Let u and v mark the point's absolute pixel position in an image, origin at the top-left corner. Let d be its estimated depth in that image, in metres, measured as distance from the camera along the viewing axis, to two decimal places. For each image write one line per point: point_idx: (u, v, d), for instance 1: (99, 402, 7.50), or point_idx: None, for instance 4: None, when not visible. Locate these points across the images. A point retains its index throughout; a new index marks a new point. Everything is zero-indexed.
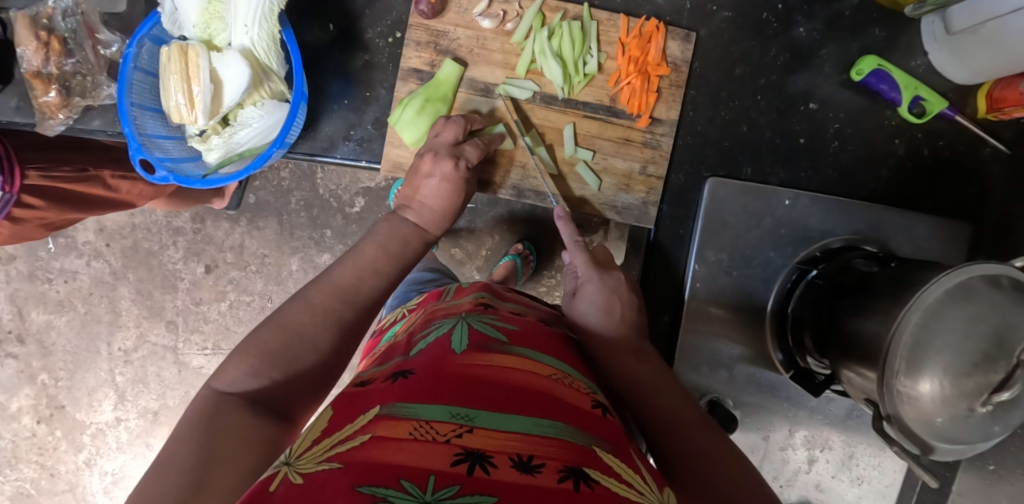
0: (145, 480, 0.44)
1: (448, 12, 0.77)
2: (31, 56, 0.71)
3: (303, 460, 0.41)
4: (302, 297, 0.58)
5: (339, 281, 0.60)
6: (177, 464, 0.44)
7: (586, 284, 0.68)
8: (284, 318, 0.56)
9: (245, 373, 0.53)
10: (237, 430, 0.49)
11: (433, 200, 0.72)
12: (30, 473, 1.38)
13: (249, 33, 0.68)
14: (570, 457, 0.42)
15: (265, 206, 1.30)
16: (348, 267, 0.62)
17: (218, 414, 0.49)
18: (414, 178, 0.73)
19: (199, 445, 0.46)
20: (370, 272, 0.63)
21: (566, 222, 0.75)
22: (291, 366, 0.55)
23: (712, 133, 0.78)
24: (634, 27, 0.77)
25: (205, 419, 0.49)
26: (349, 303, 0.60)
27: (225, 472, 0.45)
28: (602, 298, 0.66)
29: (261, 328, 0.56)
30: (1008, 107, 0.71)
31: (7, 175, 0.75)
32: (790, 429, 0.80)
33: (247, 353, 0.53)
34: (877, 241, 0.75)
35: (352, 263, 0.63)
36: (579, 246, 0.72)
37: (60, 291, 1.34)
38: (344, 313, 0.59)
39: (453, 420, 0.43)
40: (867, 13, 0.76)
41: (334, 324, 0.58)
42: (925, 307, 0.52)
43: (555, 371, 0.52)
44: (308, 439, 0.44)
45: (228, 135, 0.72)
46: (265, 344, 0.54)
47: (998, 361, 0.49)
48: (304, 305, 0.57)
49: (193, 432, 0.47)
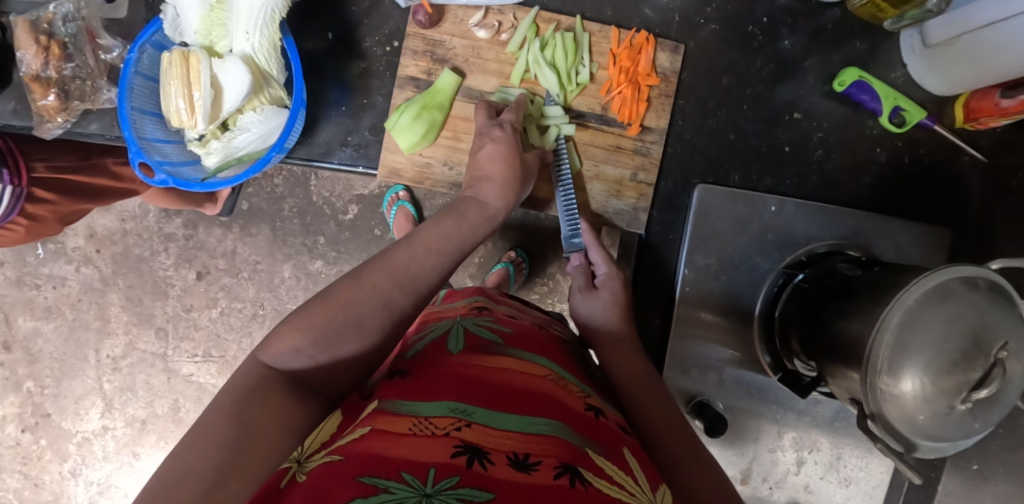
0: (182, 444, 0.43)
1: (444, 22, 0.79)
2: (31, 60, 0.71)
3: (313, 458, 0.42)
4: (354, 274, 0.56)
5: (394, 261, 0.58)
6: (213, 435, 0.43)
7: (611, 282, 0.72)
8: (333, 294, 0.54)
9: (290, 348, 0.51)
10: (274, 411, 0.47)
11: (489, 175, 0.70)
12: (14, 483, 1.36)
13: (249, 40, 0.69)
14: (565, 454, 0.43)
15: (258, 213, 1.30)
16: (402, 251, 0.59)
17: (260, 388, 0.48)
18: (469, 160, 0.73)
19: (240, 416, 0.45)
20: (421, 251, 0.60)
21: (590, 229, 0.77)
22: (333, 350, 0.53)
23: (701, 141, 0.80)
24: (625, 38, 0.79)
25: (245, 392, 0.47)
26: (399, 285, 0.57)
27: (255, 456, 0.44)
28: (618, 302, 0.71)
29: (309, 304, 0.53)
30: (983, 118, 0.73)
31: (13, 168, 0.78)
32: (779, 431, 0.81)
33: (293, 326, 0.51)
34: (861, 246, 0.78)
35: (407, 247, 0.60)
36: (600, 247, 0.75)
37: (49, 297, 1.33)
38: (394, 296, 0.57)
39: (452, 414, 0.44)
40: (848, 27, 0.79)
41: (380, 306, 0.55)
42: (906, 307, 0.54)
43: (549, 372, 0.53)
44: (318, 440, 0.45)
45: (227, 140, 0.73)
46: (314, 322, 0.52)
47: (976, 359, 0.52)
48: (354, 282, 0.55)
49: (232, 404, 0.46)
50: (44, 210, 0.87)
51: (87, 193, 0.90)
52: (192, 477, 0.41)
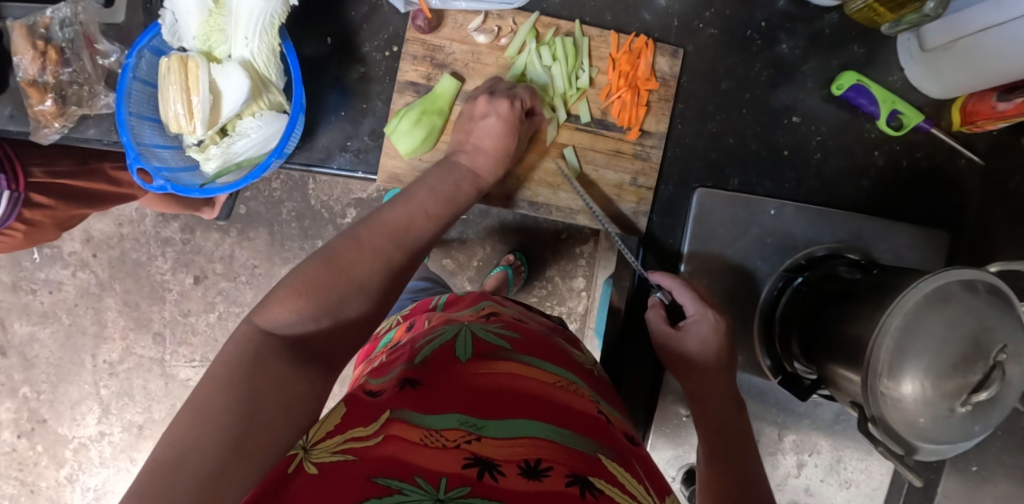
0: (177, 421, 0.41)
1: (444, 27, 0.79)
2: (29, 65, 0.72)
3: (319, 450, 0.42)
4: (351, 234, 0.57)
5: (390, 221, 0.61)
6: (214, 405, 0.42)
7: (699, 325, 0.69)
8: (334, 254, 0.55)
9: (290, 311, 0.51)
10: (280, 377, 0.46)
11: (484, 147, 0.73)
12: (10, 489, 1.36)
13: (249, 46, 0.69)
14: (575, 463, 0.43)
15: (256, 217, 1.29)
16: (399, 210, 0.62)
17: (261, 352, 0.47)
18: (467, 122, 0.75)
19: (241, 385, 0.44)
20: (420, 214, 0.64)
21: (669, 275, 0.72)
22: (337, 311, 0.53)
23: (700, 145, 0.80)
24: (625, 43, 0.79)
25: (247, 355, 0.46)
26: (399, 245, 0.60)
27: (267, 424, 0.43)
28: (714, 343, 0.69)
29: (307, 264, 0.54)
30: (980, 121, 0.73)
31: (11, 173, 0.78)
32: (779, 434, 0.81)
33: (292, 290, 0.51)
34: (860, 249, 0.78)
35: (402, 207, 0.63)
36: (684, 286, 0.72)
37: (44, 302, 1.33)
38: (395, 255, 0.59)
39: (462, 427, 0.44)
40: (846, 31, 0.79)
41: (382, 265, 0.57)
42: (905, 310, 0.55)
43: (559, 378, 0.53)
44: (320, 431, 0.44)
45: (226, 145, 0.72)
46: (314, 280, 0.53)
47: (976, 361, 0.52)
48: (353, 241, 0.57)
49: (236, 371, 0.45)
50: (41, 215, 0.86)
51: (88, 198, 0.89)
52: (192, 459, 0.39)
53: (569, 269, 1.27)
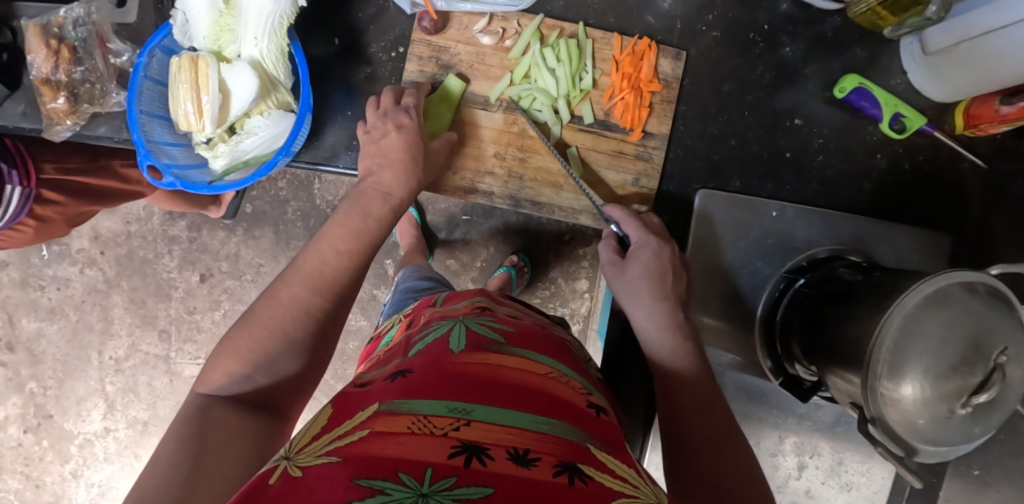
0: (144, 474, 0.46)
1: (449, 28, 0.80)
2: (41, 64, 0.73)
3: (302, 454, 0.42)
4: (271, 292, 0.60)
5: (304, 269, 0.62)
6: (166, 458, 0.47)
7: (642, 250, 0.71)
8: (256, 316, 0.58)
9: (225, 375, 0.55)
10: (224, 428, 0.51)
11: (391, 160, 0.72)
12: (15, 484, 1.37)
13: (258, 46, 0.70)
14: (564, 452, 0.43)
15: (261, 216, 1.31)
16: (310, 257, 0.63)
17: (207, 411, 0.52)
18: (370, 145, 0.73)
19: (189, 442, 0.48)
20: (330, 253, 0.64)
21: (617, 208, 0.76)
22: (270, 365, 0.57)
23: (702, 146, 0.81)
24: (627, 45, 0.80)
25: (194, 418, 0.51)
26: (314, 290, 0.61)
27: (216, 465, 0.47)
28: (654, 267, 0.70)
29: (237, 330, 0.58)
30: (982, 124, 0.74)
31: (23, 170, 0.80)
32: (780, 435, 0.81)
33: (224, 354, 0.56)
34: (861, 251, 0.78)
35: (314, 251, 0.64)
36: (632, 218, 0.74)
37: (52, 298, 1.34)
38: (312, 301, 0.60)
39: (450, 414, 0.44)
40: (848, 35, 0.79)
41: (300, 312, 0.59)
42: (904, 311, 0.55)
43: (551, 370, 0.54)
44: (306, 435, 0.45)
45: (234, 143, 0.73)
46: (241, 343, 0.56)
47: (976, 363, 0.52)
48: (273, 299, 0.59)
49: (184, 430, 0.50)
50: (51, 212, 0.87)
51: (97, 195, 0.91)
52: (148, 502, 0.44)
53: (571, 270, 1.28)
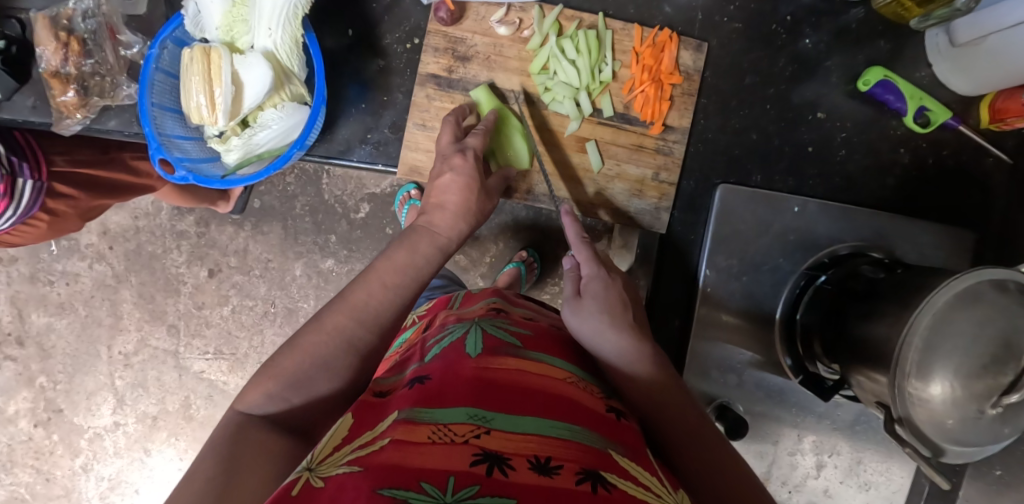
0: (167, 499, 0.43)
1: (466, 19, 0.78)
2: (50, 56, 0.72)
3: (324, 465, 0.42)
4: (314, 319, 0.56)
5: (352, 300, 0.58)
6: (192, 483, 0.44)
7: (593, 281, 0.64)
8: (296, 342, 0.55)
9: (263, 395, 0.52)
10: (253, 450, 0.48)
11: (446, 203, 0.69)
12: (25, 477, 1.37)
13: (272, 36, 0.68)
14: (586, 460, 0.42)
15: (270, 211, 1.30)
16: (358, 287, 0.59)
17: (238, 435, 0.49)
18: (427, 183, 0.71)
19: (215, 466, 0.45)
20: (378, 289, 0.59)
21: (571, 219, 0.72)
22: (305, 390, 0.53)
23: (723, 141, 0.79)
24: (648, 36, 0.78)
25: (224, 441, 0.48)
26: (360, 321, 0.57)
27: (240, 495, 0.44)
28: (611, 297, 0.62)
29: (277, 354, 0.54)
30: (1010, 119, 0.72)
31: (35, 161, 0.79)
32: (799, 435, 0.80)
33: (263, 376, 0.52)
34: (884, 248, 0.77)
35: (361, 283, 0.59)
36: (586, 243, 0.69)
37: (61, 293, 1.34)
38: (357, 333, 0.56)
39: (471, 421, 0.43)
40: (873, 26, 0.78)
41: (341, 346, 0.55)
42: (936, 309, 0.53)
43: (568, 374, 0.53)
44: (327, 445, 0.44)
45: (247, 136, 0.72)
46: (281, 369, 0.53)
47: (1007, 362, 0.51)
48: (314, 327, 0.55)
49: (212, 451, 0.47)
50: (64, 205, 0.85)
51: (109, 188, 0.90)
52: None
53: None
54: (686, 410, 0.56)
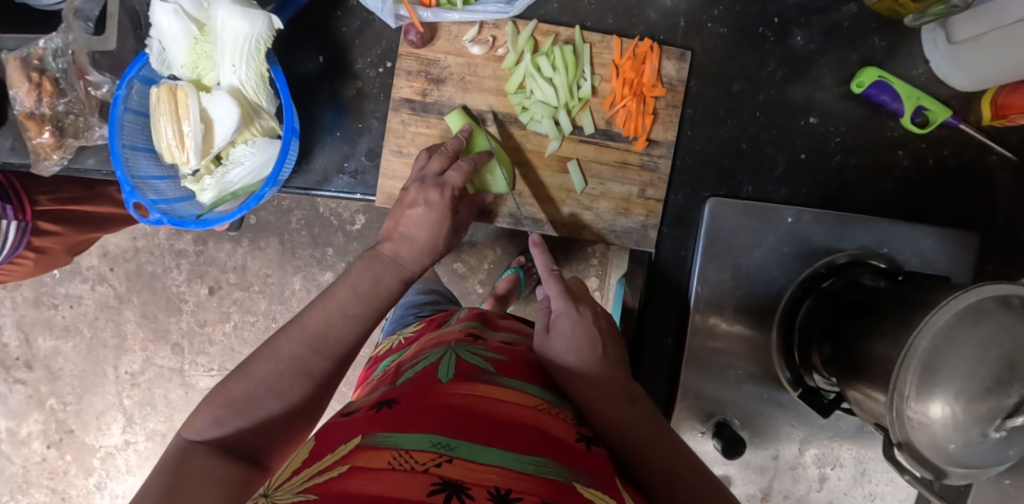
0: None
1: (437, 40, 0.76)
2: (24, 98, 0.71)
3: (282, 490, 0.41)
4: (270, 344, 0.55)
5: (309, 324, 0.57)
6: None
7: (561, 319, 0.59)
8: (251, 366, 0.54)
9: (212, 420, 0.51)
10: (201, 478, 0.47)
11: (413, 235, 0.66)
12: (42, 497, 1.39)
13: (237, 73, 0.67)
14: (548, 493, 0.41)
15: (266, 226, 1.29)
16: (316, 312, 0.58)
17: (185, 464, 0.48)
18: (397, 210, 0.68)
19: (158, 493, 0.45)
20: (338, 315, 0.58)
21: (541, 249, 0.65)
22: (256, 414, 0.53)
23: (712, 151, 0.77)
24: (627, 48, 0.76)
25: (170, 468, 0.48)
26: (317, 350, 0.56)
27: None
28: (580, 335, 0.58)
29: (229, 380, 0.54)
30: (1013, 115, 0.68)
31: (19, 202, 0.78)
32: (801, 447, 0.78)
33: (214, 402, 0.52)
34: (884, 255, 0.74)
35: (321, 307, 0.58)
36: (555, 277, 0.62)
37: (66, 315, 1.35)
38: (314, 362, 0.56)
39: (433, 449, 0.42)
40: (865, 24, 0.75)
41: (296, 374, 0.55)
42: (936, 329, 0.51)
43: (541, 402, 0.52)
44: (287, 470, 0.43)
45: (220, 175, 0.71)
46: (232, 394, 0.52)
47: (1011, 384, 0.48)
48: (270, 353, 0.55)
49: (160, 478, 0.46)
50: (50, 242, 0.86)
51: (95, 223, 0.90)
52: None
53: (581, 269, 1.24)
54: (661, 446, 0.54)
